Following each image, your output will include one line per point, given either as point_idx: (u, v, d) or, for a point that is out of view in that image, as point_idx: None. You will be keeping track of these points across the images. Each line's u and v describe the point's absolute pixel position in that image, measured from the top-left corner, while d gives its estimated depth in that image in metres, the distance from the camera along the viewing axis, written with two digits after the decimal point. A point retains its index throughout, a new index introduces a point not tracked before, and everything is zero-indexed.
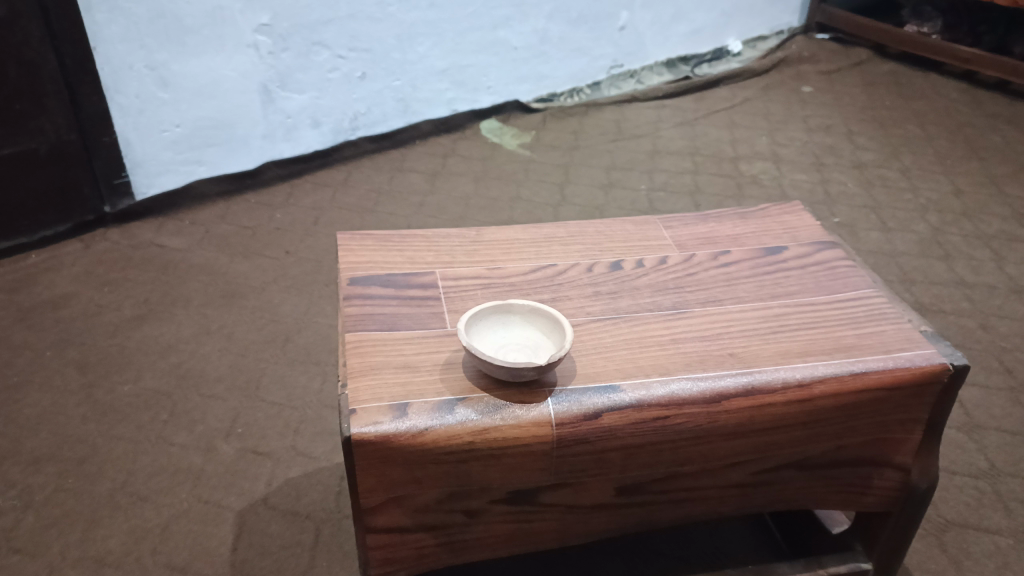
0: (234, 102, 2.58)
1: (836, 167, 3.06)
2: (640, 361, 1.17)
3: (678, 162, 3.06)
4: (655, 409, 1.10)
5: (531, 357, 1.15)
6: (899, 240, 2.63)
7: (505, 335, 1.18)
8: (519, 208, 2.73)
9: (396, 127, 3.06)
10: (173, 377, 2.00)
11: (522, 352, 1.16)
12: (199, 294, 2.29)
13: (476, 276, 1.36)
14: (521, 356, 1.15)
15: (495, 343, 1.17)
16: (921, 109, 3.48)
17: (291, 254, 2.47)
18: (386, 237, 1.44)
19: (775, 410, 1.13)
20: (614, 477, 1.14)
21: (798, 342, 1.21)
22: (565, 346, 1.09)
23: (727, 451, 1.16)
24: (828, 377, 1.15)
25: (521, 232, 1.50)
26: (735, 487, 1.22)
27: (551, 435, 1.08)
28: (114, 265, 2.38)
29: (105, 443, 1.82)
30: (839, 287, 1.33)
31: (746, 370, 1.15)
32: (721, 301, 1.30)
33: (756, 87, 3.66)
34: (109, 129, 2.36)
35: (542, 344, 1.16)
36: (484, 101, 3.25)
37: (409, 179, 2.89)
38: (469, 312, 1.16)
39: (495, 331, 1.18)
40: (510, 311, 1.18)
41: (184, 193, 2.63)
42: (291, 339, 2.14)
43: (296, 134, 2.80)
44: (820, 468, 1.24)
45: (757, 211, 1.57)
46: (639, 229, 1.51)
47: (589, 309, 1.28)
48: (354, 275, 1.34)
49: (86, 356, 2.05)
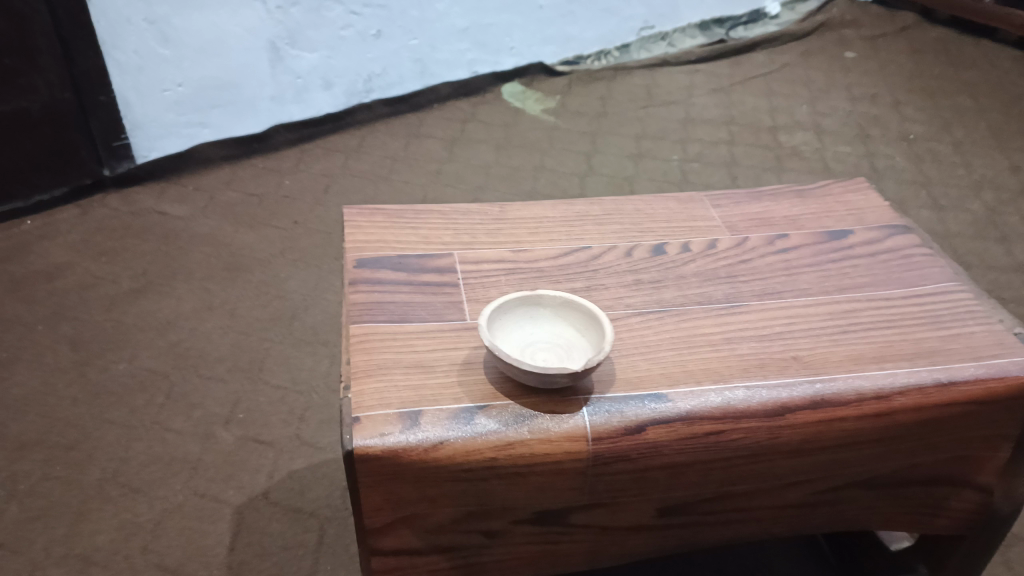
0: (239, 60, 2.41)
1: (882, 139, 2.84)
2: (689, 364, 1.01)
3: (712, 131, 2.86)
4: (707, 423, 0.95)
5: (563, 358, 1.00)
6: (953, 220, 2.43)
7: (533, 331, 1.02)
8: (542, 178, 2.56)
9: (412, 90, 2.87)
10: (171, 357, 1.86)
11: (552, 352, 1.00)
12: (201, 266, 2.14)
13: (499, 259, 1.20)
14: (552, 357, 1.00)
15: (522, 340, 1.01)
16: (973, 78, 3.24)
17: (300, 224, 2.32)
18: (398, 213, 1.29)
19: (847, 426, 0.98)
20: (656, 497, 0.99)
21: (872, 345, 1.05)
22: (604, 346, 0.93)
23: (788, 470, 1.01)
24: (910, 388, 0.99)
25: (551, 208, 1.33)
26: (792, 508, 1.07)
27: (585, 451, 0.93)
28: (112, 233, 2.24)
29: (96, 428, 1.69)
30: (915, 280, 1.17)
31: (813, 377, 0.99)
32: (781, 294, 1.14)
33: (796, 51, 3.43)
34: (106, 88, 2.19)
35: (577, 344, 1.01)
36: (506, 63, 3.05)
37: (426, 145, 2.72)
38: (494, 304, 1.00)
39: (521, 325, 1.02)
40: (539, 302, 1.02)
41: (188, 158, 2.48)
42: (297, 318, 1.99)
43: (307, 96, 2.63)
44: (889, 487, 1.09)
45: (816, 188, 1.40)
46: (683, 208, 1.34)
47: (629, 300, 1.12)
48: (362, 256, 1.18)
49: (80, 332, 1.92)
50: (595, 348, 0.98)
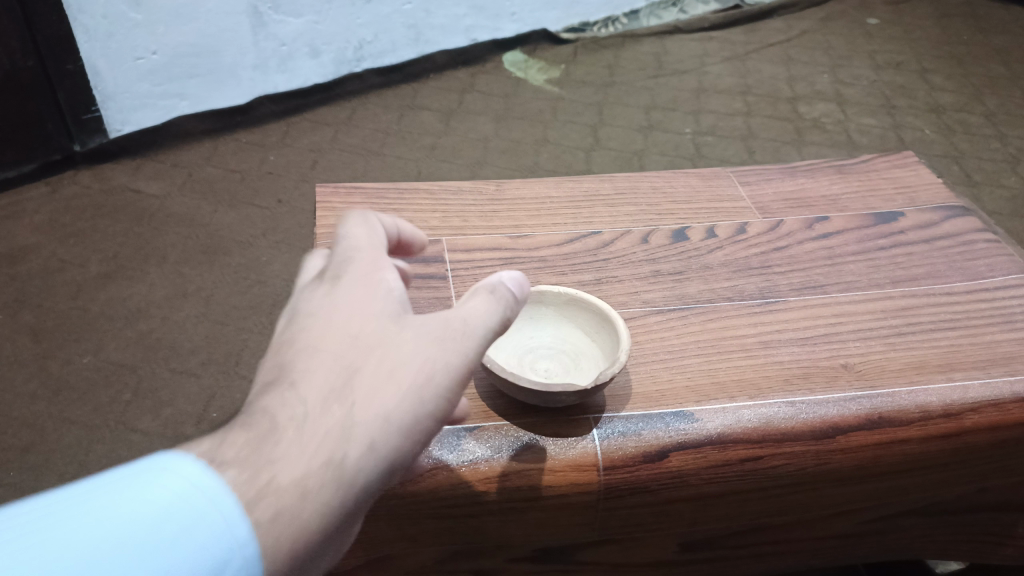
0: (218, 25, 2.19)
1: (909, 110, 2.65)
2: (719, 375, 0.87)
3: (727, 102, 2.67)
4: (743, 447, 0.81)
5: (569, 369, 0.87)
6: (988, 198, 2.25)
7: (533, 335, 0.90)
8: (545, 153, 2.39)
9: (406, 58, 2.68)
10: (141, 349, 1.71)
11: (556, 363, 0.88)
12: (176, 249, 1.98)
13: (494, 246, 1.04)
14: (556, 368, 0.88)
15: (520, 347, 0.89)
16: (1003, 45, 3.04)
17: (284, 203, 2.15)
18: (378, 192, 1.12)
19: (908, 449, 0.84)
20: (679, 531, 0.85)
21: (935, 350, 0.91)
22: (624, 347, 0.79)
23: (836, 500, 0.87)
24: (983, 404, 0.85)
25: (555, 186, 1.17)
26: (835, 539, 0.94)
27: (596, 482, 0.79)
28: (82, 212, 2.07)
29: (55, 428, 1.54)
30: (981, 270, 1.04)
31: (870, 391, 0.85)
32: (824, 288, 1.00)
33: (816, 17, 3.21)
34: (72, 56, 2.01)
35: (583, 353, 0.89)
36: (507, 30, 2.84)
37: (421, 117, 2.54)
38: None
39: (518, 329, 0.89)
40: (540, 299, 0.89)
41: (165, 131, 2.30)
42: (279, 305, 1.83)
43: (292, 64, 2.42)
44: (950, 515, 0.97)
45: (858, 163, 1.25)
46: (706, 187, 1.18)
47: (646, 295, 0.97)
48: (335, 243, 1.02)
49: (42, 321, 1.76)
50: (607, 357, 0.85)
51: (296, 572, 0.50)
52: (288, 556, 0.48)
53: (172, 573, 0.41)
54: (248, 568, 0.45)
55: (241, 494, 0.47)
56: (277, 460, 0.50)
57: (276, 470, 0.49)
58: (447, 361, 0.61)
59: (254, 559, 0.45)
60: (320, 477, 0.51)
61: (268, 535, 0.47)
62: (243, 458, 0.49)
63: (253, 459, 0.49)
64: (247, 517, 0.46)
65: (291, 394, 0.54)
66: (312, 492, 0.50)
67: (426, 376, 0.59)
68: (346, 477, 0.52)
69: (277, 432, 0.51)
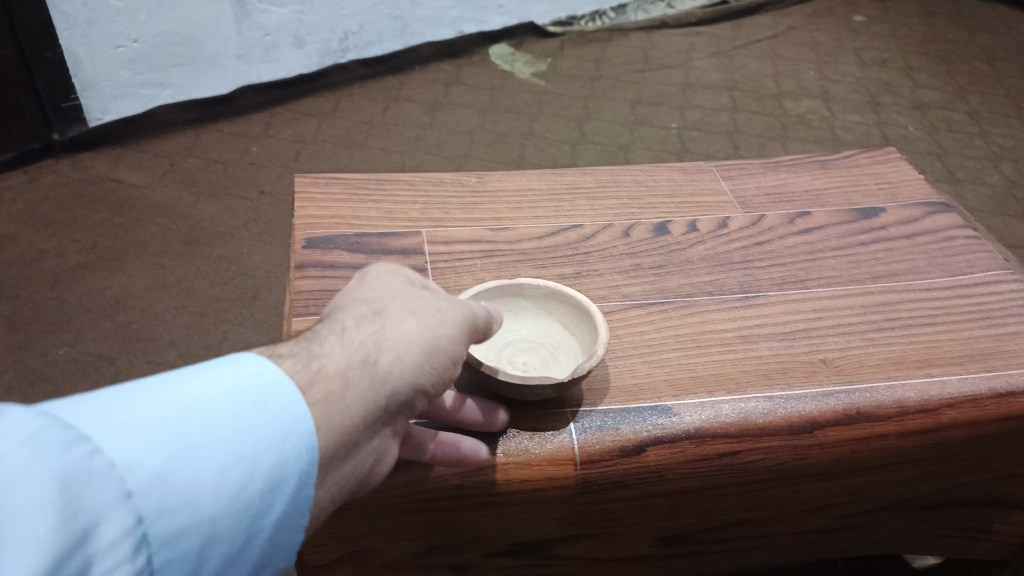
0: (201, 13, 2.16)
1: (894, 107, 2.66)
2: (698, 369, 0.87)
3: (713, 97, 2.67)
4: (721, 442, 0.81)
5: (547, 363, 0.87)
6: (970, 195, 2.26)
7: (512, 327, 0.89)
8: (530, 146, 2.38)
9: (392, 50, 2.66)
10: (119, 340, 1.69)
11: (535, 356, 0.87)
12: (156, 239, 1.96)
13: (474, 239, 1.03)
14: (535, 361, 0.87)
15: (500, 339, 0.88)
16: (988, 44, 3.05)
17: (267, 194, 2.13)
18: (358, 183, 1.11)
19: (885, 444, 0.84)
20: (656, 526, 0.85)
21: (913, 346, 0.91)
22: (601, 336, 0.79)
23: (814, 495, 0.87)
24: (960, 400, 0.85)
25: (537, 179, 1.16)
26: (812, 534, 0.94)
27: (573, 477, 0.78)
28: (61, 202, 2.05)
29: None
30: (961, 266, 1.04)
31: (848, 387, 0.85)
32: (804, 283, 0.99)
33: (803, 13, 3.21)
34: (52, 43, 1.98)
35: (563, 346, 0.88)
36: (494, 22, 2.83)
37: (406, 110, 2.52)
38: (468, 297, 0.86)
39: (498, 321, 0.88)
40: (520, 293, 0.89)
41: (146, 120, 2.28)
42: (260, 297, 1.81)
43: (276, 55, 2.40)
44: (927, 510, 0.97)
45: (840, 159, 1.25)
46: (689, 180, 1.18)
47: (626, 289, 0.97)
48: (312, 234, 1.00)
49: (18, 312, 1.73)
50: (586, 350, 0.85)
51: (336, 450, 0.60)
52: (332, 430, 0.60)
53: (255, 439, 0.56)
54: (306, 442, 0.58)
55: (295, 378, 0.59)
56: (322, 354, 0.62)
57: (323, 362, 0.61)
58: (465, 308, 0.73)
59: (309, 435, 0.58)
60: (357, 371, 0.63)
61: (318, 413, 0.59)
62: (297, 353, 0.62)
63: (304, 353, 0.62)
64: (302, 397, 0.58)
65: (337, 318, 0.67)
66: (351, 382, 0.62)
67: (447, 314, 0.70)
68: (381, 377, 0.64)
69: (325, 338, 0.64)
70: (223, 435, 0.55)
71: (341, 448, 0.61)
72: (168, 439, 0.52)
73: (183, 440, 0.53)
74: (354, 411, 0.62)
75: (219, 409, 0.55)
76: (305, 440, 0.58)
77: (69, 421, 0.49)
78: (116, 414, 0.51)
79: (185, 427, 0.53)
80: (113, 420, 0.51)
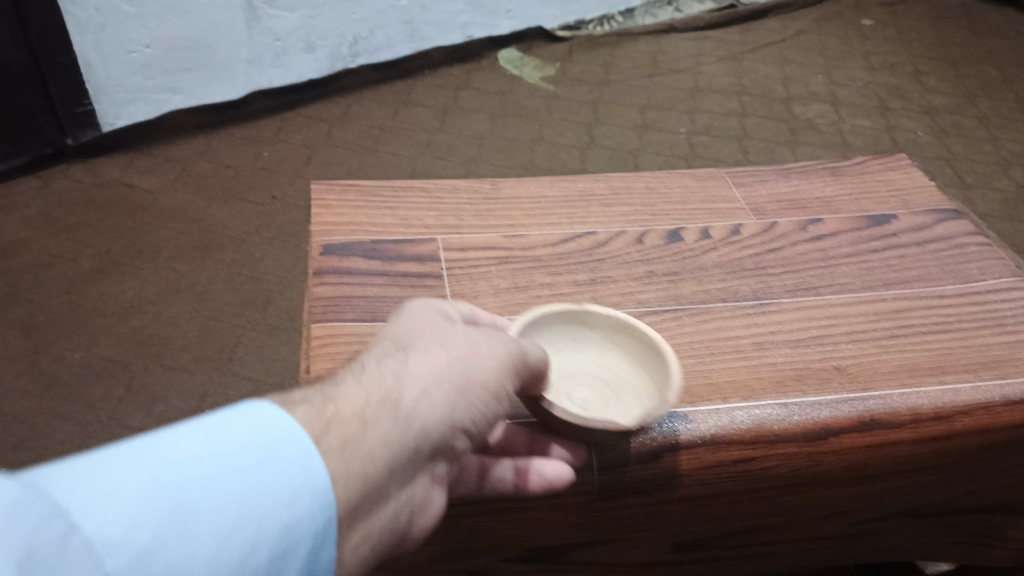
0: (213, 19, 2.18)
1: (903, 112, 2.66)
2: (712, 376, 0.87)
3: (722, 102, 2.67)
4: (736, 448, 0.81)
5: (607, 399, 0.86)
6: (980, 200, 2.26)
7: (572, 358, 0.89)
8: (540, 151, 2.39)
9: (401, 55, 2.67)
10: (133, 344, 1.70)
11: (594, 392, 0.87)
12: (169, 244, 1.97)
13: (489, 245, 1.04)
14: (594, 396, 0.87)
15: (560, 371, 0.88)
16: (997, 48, 3.05)
17: (278, 199, 2.14)
18: (373, 190, 1.12)
19: (899, 451, 0.85)
20: (671, 531, 0.86)
21: (927, 353, 0.91)
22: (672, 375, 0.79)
23: (827, 501, 0.88)
24: (974, 407, 0.85)
25: (550, 186, 1.17)
26: (826, 540, 0.94)
27: (589, 484, 0.79)
28: (74, 207, 2.06)
29: (47, 424, 1.54)
30: (973, 273, 1.04)
31: (862, 394, 0.86)
32: (817, 290, 1.00)
33: (811, 17, 3.21)
34: (65, 48, 2.00)
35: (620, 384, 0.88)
36: (502, 28, 2.84)
37: (415, 114, 2.53)
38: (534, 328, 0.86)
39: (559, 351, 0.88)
40: (585, 321, 0.89)
41: (159, 125, 2.29)
42: (272, 302, 1.83)
43: (286, 60, 2.41)
44: (940, 517, 0.97)
45: (852, 165, 1.26)
46: (701, 187, 1.19)
47: (640, 296, 0.98)
48: (329, 240, 1.02)
49: (33, 317, 1.75)
50: (644, 392, 0.85)
51: (364, 497, 0.57)
52: (361, 478, 0.57)
53: (258, 498, 0.52)
54: (320, 494, 0.54)
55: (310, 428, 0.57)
56: (339, 397, 0.60)
57: (340, 405, 0.59)
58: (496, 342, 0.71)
59: (325, 490, 0.54)
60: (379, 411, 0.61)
61: (336, 459, 0.56)
62: (310, 400, 0.60)
63: (318, 399, 0.60)
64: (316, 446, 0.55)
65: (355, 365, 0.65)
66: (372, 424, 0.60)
67: (476, 350, 0.69)
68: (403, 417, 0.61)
69: (341, 384, 0.62)
70: (226, 495, 0.51)
71: (374, 496, 0.58)
72: (161, 503, 0.48)
73: (179, 504, 0.48)
74: (379, 455, 0.59)
75: (224, 465, 0.52)
76: (321, 498, 0.54)
77: (47, 491, 0.45)
78: (111, 475, 0.48)
79: (178, 489, 0.49)
80: (99, 485, 0.47)
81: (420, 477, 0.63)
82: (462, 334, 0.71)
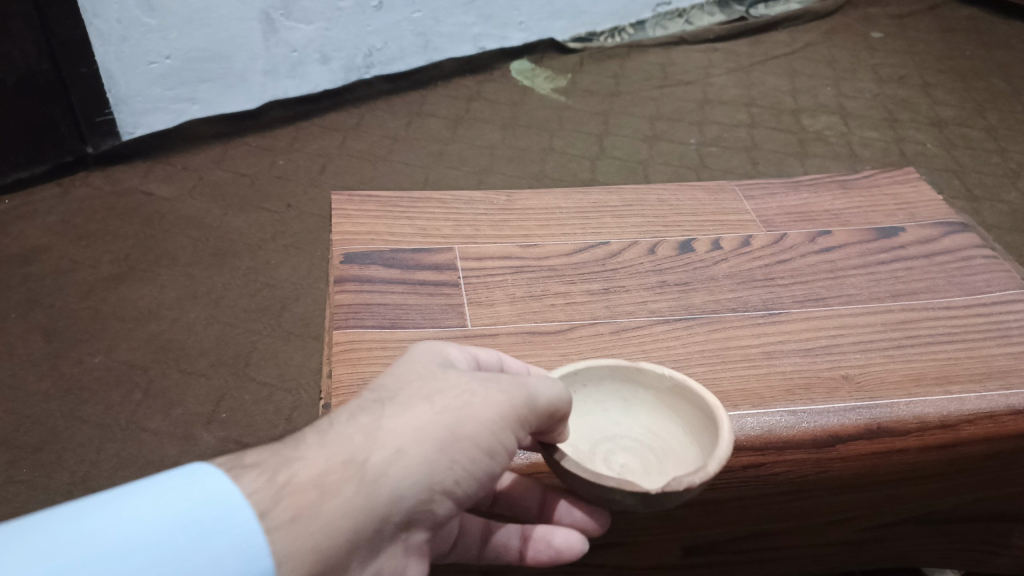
0: (230, 30, 2.22)
1: (912, 124, 2.68)
2: (722, 384, 0.90)
3: (732, 113, 2.70)
4: (746, 455, 0.84)
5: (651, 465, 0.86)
6: (989, 212, 2.27)
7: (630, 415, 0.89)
8: (551, 161, 2.42)
9: (415, 66, 2.71)
10: (151, 349, 1.73)
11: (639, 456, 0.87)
12: (186, 251, 2.01)
13: (505, 255, 1.06)
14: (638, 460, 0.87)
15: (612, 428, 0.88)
16: (1006, 61, 3.07)
17: (293, 207, 2.17)
18: (392, 201, 1.15)
19: (905, 458, 0.87)
20: (683, 535, 0.89)
21: (933, 363, 0.93)
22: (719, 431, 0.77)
23: (835, 507, 0.90)
24: (979, 416, 0.87)
25: (564, 198, 1.19)
26: (834, 545, 0.96)
27: None
28: (94, 214, 2.10)
29: (66, 427, 1.57)
30: (979, 285, 1.06)
31: (869, 402, 0.88)
32: (826, 301, 1.02)
33: (821, 30, 3.24)
34: (87, 59, 2.04)
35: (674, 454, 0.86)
36: (514, 39, 2.87)
37: (428, 124, 2.57)
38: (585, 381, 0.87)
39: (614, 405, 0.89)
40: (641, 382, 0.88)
41: (177, 134, 2.33)
42: (287, 309, 1.85)
43: (302, 70, 2.45)
44: (947, 524, 0.99)
45: (860, 178, 1.28)
46: (712, 199, 1.21)
47: (653, 306, 1.00)
48: (350, 249, 1.05)
49: (55, 321, 1.79)
50: (697, 459, 0.82)
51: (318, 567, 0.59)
52: (312, 552, 0.59)
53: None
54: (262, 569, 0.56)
55: (257, 501, 0.58)
56: (297, 462, 0.62)
57: (295, 472, 0.61)
58: (482, 395, 0.72)
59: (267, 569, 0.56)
60: (341, 476, 0.62)
61: (281, 534, 0.58)
62: (267, 465, 0.61)
63: (274, 464, 0.61)
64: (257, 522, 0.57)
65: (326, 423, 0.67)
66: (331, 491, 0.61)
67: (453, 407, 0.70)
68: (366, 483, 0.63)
69: (303, 447, 0.63)
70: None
71: (328, 565, 0.60)
72: None
73: None
74: (337, 524, 0.60)
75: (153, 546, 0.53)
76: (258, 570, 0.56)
77: None
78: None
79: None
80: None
81: (386, 544, 0.65)
82: (449, 385, 0.72)
